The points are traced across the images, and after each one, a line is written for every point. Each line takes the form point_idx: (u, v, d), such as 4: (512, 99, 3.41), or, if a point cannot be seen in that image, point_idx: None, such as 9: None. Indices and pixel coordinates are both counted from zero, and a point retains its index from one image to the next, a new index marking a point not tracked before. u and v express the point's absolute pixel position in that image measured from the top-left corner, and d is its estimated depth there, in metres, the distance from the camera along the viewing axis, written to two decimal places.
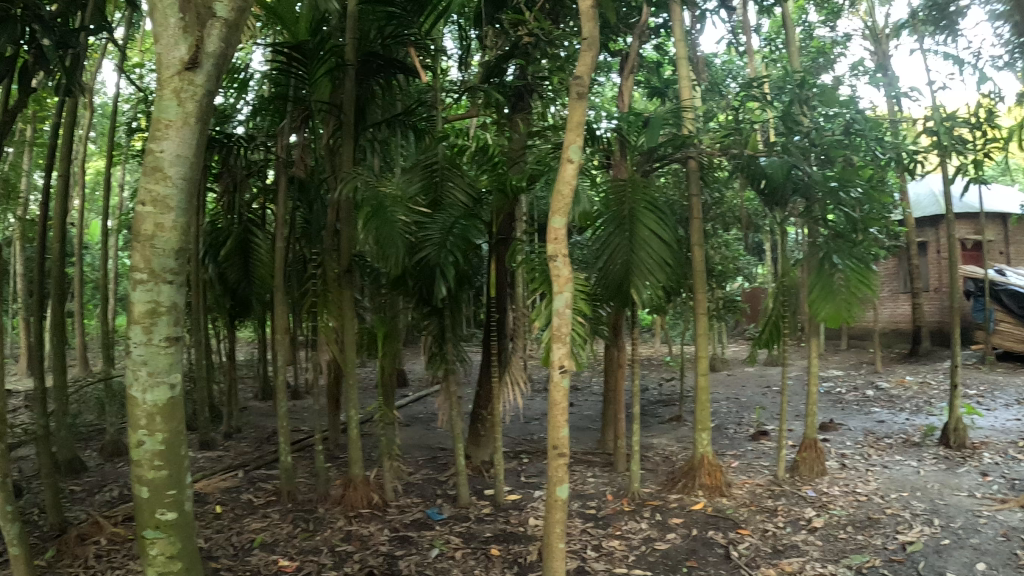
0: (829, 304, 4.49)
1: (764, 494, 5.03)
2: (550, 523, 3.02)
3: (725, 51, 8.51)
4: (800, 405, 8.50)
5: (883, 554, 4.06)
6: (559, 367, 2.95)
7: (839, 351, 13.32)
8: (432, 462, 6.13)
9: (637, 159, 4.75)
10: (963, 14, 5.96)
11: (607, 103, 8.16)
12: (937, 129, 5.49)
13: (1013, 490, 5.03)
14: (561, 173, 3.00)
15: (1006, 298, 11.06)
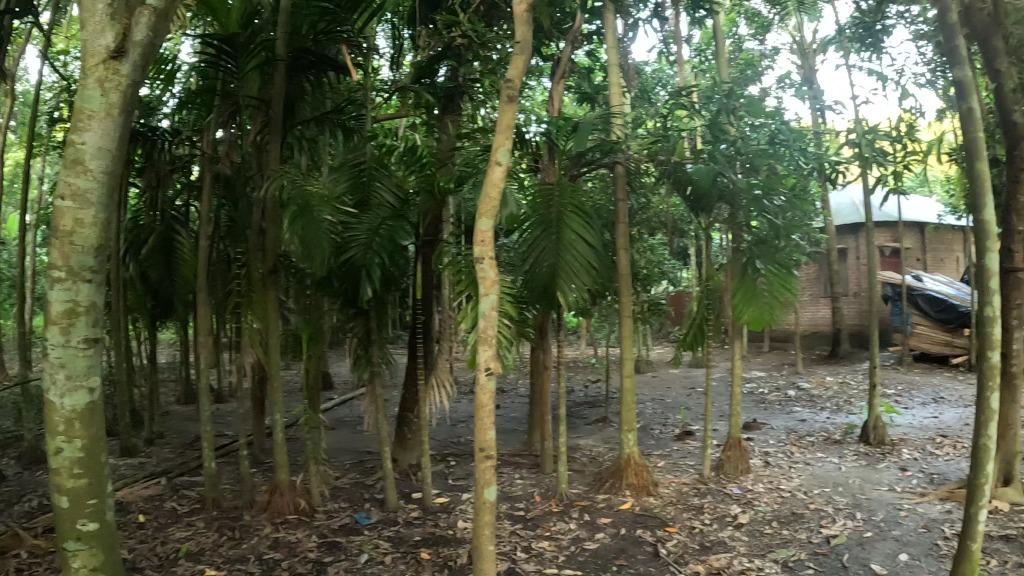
0: (752, 307, 4.84)
1: (690, 492, 5.16)
2: (478, 526, 3.01)
3: (657, 60, 8.71)
4: (725, 405, 8.75)
5: (808, 547, 4.22)
6: (485, 369, 2.97)
7: (762, 353, 13.79)
8: (360, 465, 6.04)
9: (566, 164, 4.84)
10: (888, 32, 6.27)
11: (540, 107, 8.22)
12: (859, 141, 5.73)
13: (932, 483, 5.32)
14: (489, 176, 3.02)
15: (922, 302, 11.65)
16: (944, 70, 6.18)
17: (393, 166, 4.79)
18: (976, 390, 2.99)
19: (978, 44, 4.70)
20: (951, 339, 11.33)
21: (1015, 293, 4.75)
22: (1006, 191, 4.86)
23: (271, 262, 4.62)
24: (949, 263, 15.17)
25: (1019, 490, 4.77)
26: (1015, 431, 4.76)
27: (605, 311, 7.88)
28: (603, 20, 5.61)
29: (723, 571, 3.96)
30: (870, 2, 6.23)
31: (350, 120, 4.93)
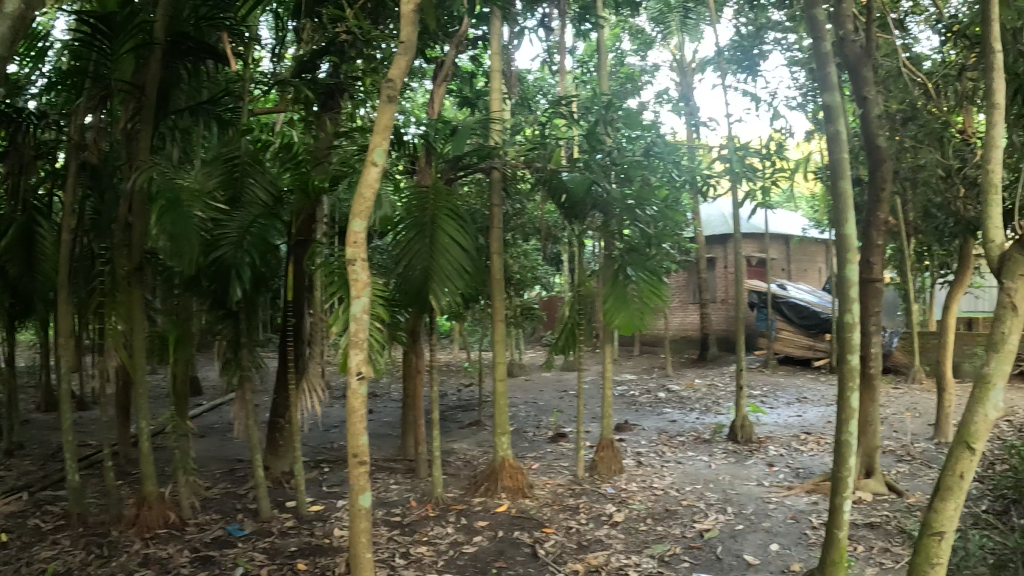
0: (623, 312, 4.98)
1: (566, 493, 5.28)
2: (354, 534, 2.94)
3: (540, 70, 8.88)
4: (598, 407, 9.04)
5: (683, 542, 4.42)
6: (357, 373, 2.91)
7: (633, 357, 14.33)
8: (231, 475, 5.76)
9: (443, 166, 4.87)
10: (764, 57, 6.70)
11: (421, 109, 8.19)
12: (730, 157, 6.07)
13: (797, 477, 5.73)
14: (364, 176, 2.97)
15: (786, 309, 12.54)
16: (812, 95, 6.70)
17: (268, 162, 4.50)
18: (837, 390, 3.19)
19: (850, 72, 5.12)
20: (813, 343, 12.23)
21: (873, 301, 5.20)
22: (866, 208, 5.31)
23: (138, 259, 4.37)
24: (810, 272, 16.39)
25: (880, 480, 5.20)
26: (875, 427, 5.22)
27: (480, 314, 7.95)
28: (489, 27, 5.64)
29: (600, 569, 4.07)
30: (748, 28, 6.67)
31: (227, 112, 4.73)
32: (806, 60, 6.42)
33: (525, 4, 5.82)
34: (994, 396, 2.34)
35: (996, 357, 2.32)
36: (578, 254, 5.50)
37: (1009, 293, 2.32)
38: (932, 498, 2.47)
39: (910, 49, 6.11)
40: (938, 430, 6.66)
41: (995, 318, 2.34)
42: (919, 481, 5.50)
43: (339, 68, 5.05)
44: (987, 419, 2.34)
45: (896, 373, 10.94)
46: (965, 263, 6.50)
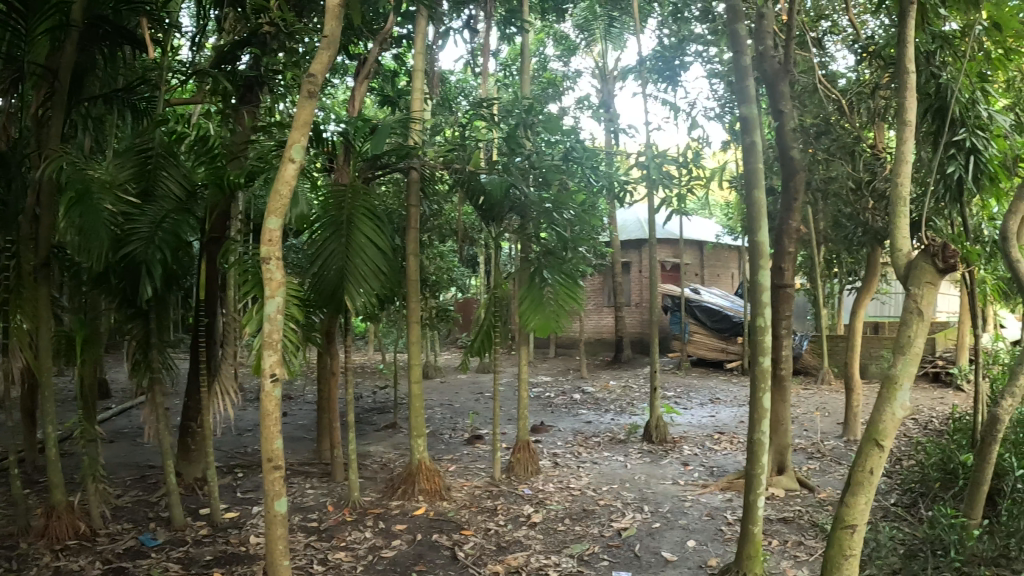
0: (538, 315, 4.92)
1: (483, 495, 5.28)
2: (270, 541, 2.86)
3: (463, 71, 8.86)
4: (514, 409, 9.10)
5: (602, 541, 4.50)
6: (271, 376, 2.82)
7: (548, 359, 14.49)
8: (142, 482, 5.48)
9: (361, 165, 4.67)
10: (685, 68, 6.90)
11: (341, 107, 8.04)
12: (647, 164, 6.26)
13: (710, 476, 5.93)
14: (281, 173, 2.89)
15: (699, 313, 12.99)
16: (729, 108, 6.95)
17: (182, 155, 4.43)
18: (750, 392, 3.33)
19: (768, 85, 5.31)
20: (725, 347, 12.64)
21: (784, 306, 5.39)
22: (779, 217, 5.52)
23: (45, 253, 4.13)
24: (724, 277, 17.03)
25: (791, 477, 5.44)
26: (787, 426, 5.44)
27: (394, 316, 7.84)
28: (415, 26, 5.63)
29: (520, 570, 4.09)
30: (671, 40, 6.86)
31: (142, 101, 4.53)
32: (725, 74, 6.66)
33: (453, 5, 5.82)
34: (901, 396, 2.47)
35: (903, 359, 2.46)
36: (495, 257, 5.52)
37: (915, 299, 2.46)
38: (844, 492, 2.58)
39: (827, 66, 6.43)
40: (846, 428, 7.00)
41: (902, 322, 2.48)
42: (829, 477, 5.79)
43: (260, 60, 4.88)
44: (894, 417, 2.47)
45: (806, 374, 11.49)
46: (873, 272, 6.87)
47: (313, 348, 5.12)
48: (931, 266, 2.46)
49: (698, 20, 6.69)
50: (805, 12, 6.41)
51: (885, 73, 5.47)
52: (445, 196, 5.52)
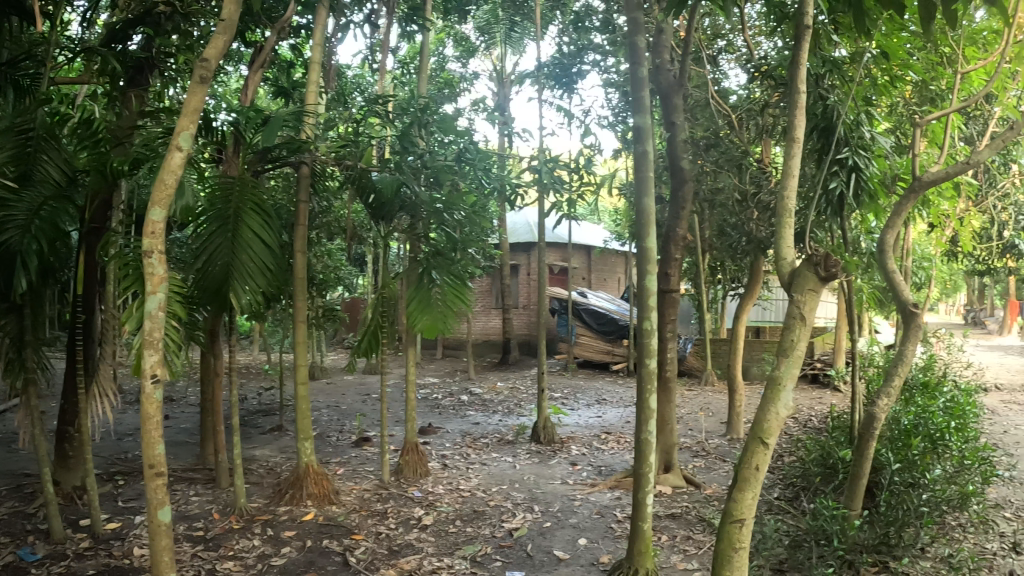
0: (426, 316, 5.00)
1: (372, 498, 5.20)
2: (155, 552, 2.72)
3: (359, 66, 8.76)
4: (401, 411, 9.02)
5: (493, 542, 4.53)
6: (152, 376, 2.68)
7: (436, 360, 14.43)
8: (15, 492, 5.06)
9: (251, 157, 4.57)
10: (581, 76, 7.03)
11: (233, 95, 7.76)
12: (539, 168, 6.39)
13: (599, 475, 6.08)
14: (166, 162, 2.75)
15: (586, 316, 13.25)
16: (623, 117, 7.17)
17: (63, 139, 4.08)
18: (638, 393, 3.41)
19: (662, 97, 5.60)
20: (611, 348, 13.01)
21: (669, 310, 5.60)
22: (668, 224, 5.72)
23: None
24: (610, 281, 17.53)
25: (678, 474, 5.65)
26: (673, 426, 5.66)
27: (280, 315, 7.59)
28: (315, 16, 5.52)
29: (413, 573, 4.06)
30: (570, 47, 7.01)
31: (25, 79, 4.30)
32: (621, 83, 6.86)
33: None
34: (784, 396, 2.61)
35: (786, 361, 2.60)
36: (382, 257, 5.41)
37: (799, 304, 2.60)
38: (732, 488, 2.68)
39: (720, 82, 6.76)
40: (730, 427, 7.33)
41: (786, 327, 2.62)
42: (714, 474, 6.06)
43: (152, 41, 4.67)
44: (778, 416, 2.60)
45: (690, 376, 11.91)
46: (756, 279, 7.23)
47: (196, 348, 4.89)
48: (813, 274, 2.60)
49: (597, 30, 6.87)
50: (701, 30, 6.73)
51: (777, 91, 5.68)
52: (335, 193, 5.43)
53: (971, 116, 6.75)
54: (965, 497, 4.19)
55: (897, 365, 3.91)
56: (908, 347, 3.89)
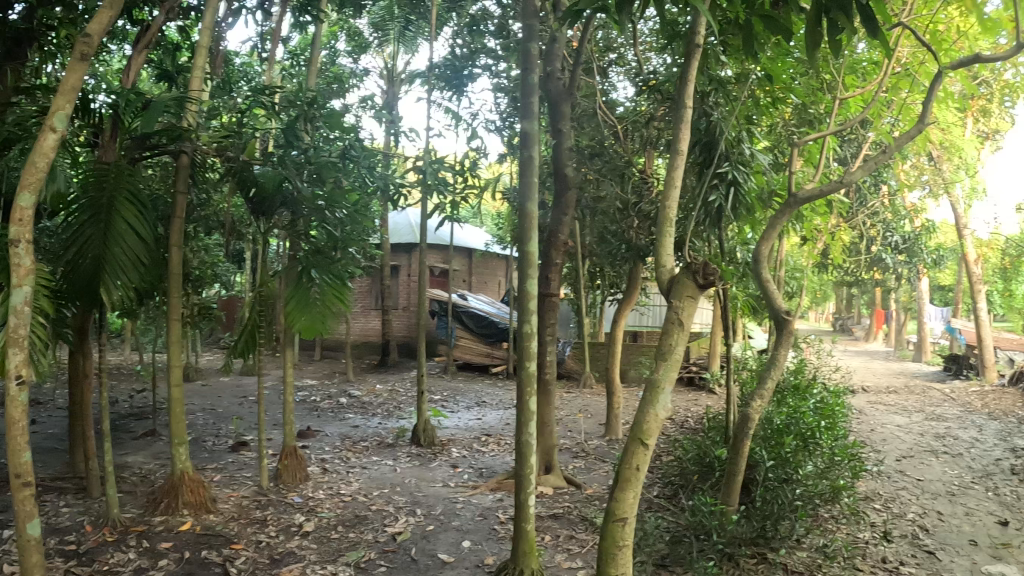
0: (305, 316, 4.96)
1: (250, 506, 5.03)
2: (22, 569, 2.56)
3: (248, 54, 8.51)
4: (279, 414, 8.75)
5: (377, 547, 4.48)
6: (16, 378, 2.48)
7: (314, 361, 13.98)
8: None
9: (128, 143, 4.34)
10: (471, 80, 7.06)
11: (115, 76, 7.36)
12: (425, 170, 6.35)
13: (480, 477, 6.10)
14: (38, 143, 2.55)
15: (467, 318, 13.25)
16: (510, 122, 7.30)
17: None
18: (518, 396, 3.45)
19: (552, 104, 5.71)
20: (490, 351, 13.07)
21: (548, 315, 5.66)
22: (550, 229, 5.78)
23: None
24: (490, 284, 17.64)
25: (559, 475, 5.75)
26: (552, 428, 5.71)
27: (152, 313, 7.20)
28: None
29: None
30: (463, 50, 7.02)
31: None
32: (510, 89, 7.05)
33: None
34: (663, 398, 2.69)
35: (664, 364, 2.68)
36: (261, 255, 5.24)
37: (678, 311, 2.70)
38: (614, 488, 2.75)
39: (608, 93, 6.98)
40: (609, 428, 7.55)
41: (665, 332, 2.71)
42: (593, 474, 6.21)
43: (35, 12, 4.36)
44: (656, 418, 2.68)
45: (570, 378, 12.17)
46: (633, 286, 7.48)
47: (62, 348, 4.57)
48: (692, 282, 2.72)
49: (491, 34, 6.94)
50: (594, 43, 6.93)
51: (663, 105, 5.95)
52: (214, 185, 5.24)
53: (845, 139, 7.24)
54: (836, 491, 4.48)
55: (771, 368, 4.17)
56: (781, 352, 4.15)
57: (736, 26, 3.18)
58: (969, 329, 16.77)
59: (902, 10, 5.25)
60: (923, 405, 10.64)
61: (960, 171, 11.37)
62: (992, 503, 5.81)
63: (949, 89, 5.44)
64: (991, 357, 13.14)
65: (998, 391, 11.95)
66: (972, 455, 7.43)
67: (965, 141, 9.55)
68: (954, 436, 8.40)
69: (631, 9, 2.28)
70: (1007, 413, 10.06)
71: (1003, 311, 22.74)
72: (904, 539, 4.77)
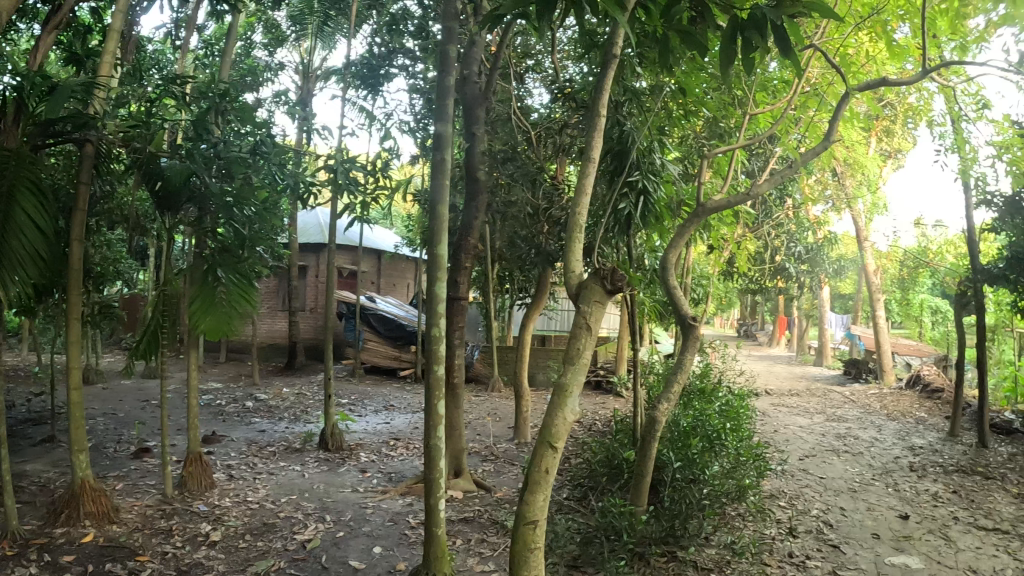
0: (209, 317, 4.67)
1: (155, 515, 4.82)
2: None
3: (161, 40, 8.17)
4: (184, 419, 8.40)
5: (285, 555, 4.36)
6: None
7: (218, 364, 13.44)
8: None
9: (30, 130, 4.10)
10: (387, 80, 7.01)
11: (19, 55, 6.92)
12: (336, 168, 6.21)
13: (389, 481, 6.02)
14: None
15: (374, 320, 13.02)
16: (424, 123, 7.34)
17: None
18: (426, 400, 3.39)
19: (466, 108, 5.74)
20: (398, 355, 12.98)
21: (456, 318, 5.66)
22: (459, 232, 5.75)
23: None
24: (399, 286, 17.47)
25: (468, 479, 5.76)
26: (460, 432, 5.68)
27: (50, 311, 6.80)
28: None
29: None
30: (381, 49, 7.01)
31: None
32: (427, 90, 7.16)
33: None
34: (570, 402, 2.73)
35: (572, 368, 2.73)
36: (164, 252, 5.03)
37: (586, 315, 2.76)
38: (523, 492, 2.76)
39: (524, 100, 7.22)
40: (517, 431, 7.63)
41: (573, 336, 2.76)
42: (503, 477, 6.25)
43: None
44: (565, 421, 2.72)
45: (477, 382, 12.18)
46: (542, 290, 7.60)
47: None
48: (600, 287, 2.79)
49: (410, 34, 6.91)
50: (513, 48, 7.04)
51: (576, 114, 5.98)
52: (119, 177, 5.03)
53: (753, 153, 7.55)
54: (741, 490, 4.67)
55: (678, 372, 4.33)
56: (687, 356, 4.30)
57: (652, 39, 3.27)
58: (868, 335, 17.79)
59: (812, 33, 5.55)
60: (825, 407, 11.21)
61: (863, 187, 12.05)
62: (891, 498, 6.18)
63: (855, 109, 5.80)
64: (889, 362, 13.96)
65: (895, 393, 12.72)
66: (871, 454, 7.88)
67: (868, 159, 10.11)
68: (855, 436, 8.89)
69: (552, 18, 2.28)
70: (904, 413, 10.72)
71: (899, 318, 24.23)
72: (809, 534, 5.01)
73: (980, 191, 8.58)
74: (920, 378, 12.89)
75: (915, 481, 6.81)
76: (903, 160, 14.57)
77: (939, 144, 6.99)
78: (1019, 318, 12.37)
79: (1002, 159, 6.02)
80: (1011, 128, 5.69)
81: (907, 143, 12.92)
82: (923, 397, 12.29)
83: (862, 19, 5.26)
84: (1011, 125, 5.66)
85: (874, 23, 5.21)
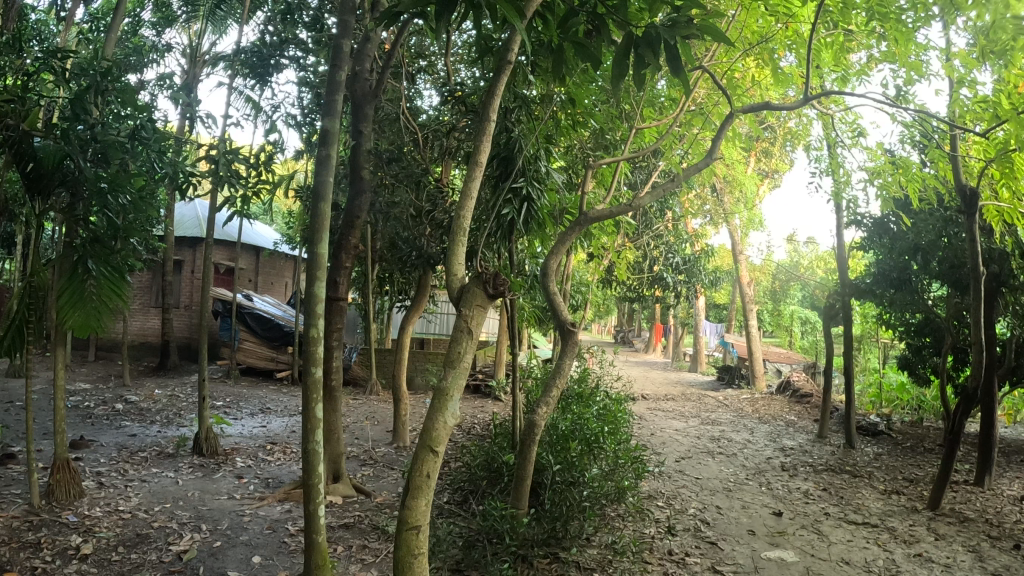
0: (77, 312, 4.29)
1: (19, 527, 4.42)
2: None
3: (40, 10, 7.55)
4: (47, 422, 7.74)
5: (161, 568, 4.10)
6: None
7: (87, 363, 12.50)
8: None
9: None
10: (277, 71, 6.76)
11: None
12: (217, 159, 5.90)
13: (267, 487, 5.80)
14: None
15: (250, 320, 12.46)
16: (311, 119, 7.14)
17: None
18: (302, 403, 3.27)
19: (355, 104, 5.64)
20: (275, 355, 12.51)
21: (336, 319, 5.51)
22: (341, 232, 5.61)
23: None
24: (277, 285, 16.86)
25: (347, 484, 5.63)
26: (339, 436, 5.53)
27: None
28: None
29: None
30: (272, 38, 6.75)
31: None
32: (317, 84, 6.97)
33: None
34: (451, 405, 2.73)
35: (453, 372, 2.73)
36: (32, 240, 4.62)
37: (467, 319, 2.79)
38: (405, 497, 2.73)
39: (413, 100, 7.26)
40: (396, 435, 7.54)
41: (453, 340, 2.76)
42: (382, 482, 6.16)
43: None
44: (445, 425, 2.72)
45: (354, 385, 11.95)
46: (422, 293, 7.53)
47: None
48: (481, 292, 2.84)
49: (304, 25, 6.71)
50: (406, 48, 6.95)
51: (464, 118, 5.93)
52: None
53: (637, 166, 7.84)
54: (620, 491, 4.85)
55: (556, 378, 4.45)
56: (565, 360, 4.43)
57: (547, 48, 3.33)
58: (740, 342, 18.85)
59: (703, 55, 5.80)
60: (700, 411, 11.77)
61: (740, 205, 12.78)
62: (765, 496, 6.58)
63: (736, 129, 6.11)
64: (760, 368, 14.84)
65: (767, 398, 13.51)
66: (744, 455, 8.35)
67: (746, 178, 10.77)
68: (729, 438, 9.40)
69: (450, 19, 2.26)
70: (775, 417, 11.42)
71: (769, 328, 25.81)
72: (687, 531, 5.26)
73: (850, 212, 9.31)
74: (791, 383, 13.79)
75: (787, 480, 7.28)
76: (779, 180, 15.55)
77: (814, 166, 7.52)
78: (880, 330, 13.47)
79: (873, 183, 6.52)
80: (882, 155, 6.18)
81: (782, 165, 13.81)
82: (792, 401, 13.14)
83: (748, 46, 5.59)
84: (881, 151, 6.14)
85: (762, 50, 5.52)
